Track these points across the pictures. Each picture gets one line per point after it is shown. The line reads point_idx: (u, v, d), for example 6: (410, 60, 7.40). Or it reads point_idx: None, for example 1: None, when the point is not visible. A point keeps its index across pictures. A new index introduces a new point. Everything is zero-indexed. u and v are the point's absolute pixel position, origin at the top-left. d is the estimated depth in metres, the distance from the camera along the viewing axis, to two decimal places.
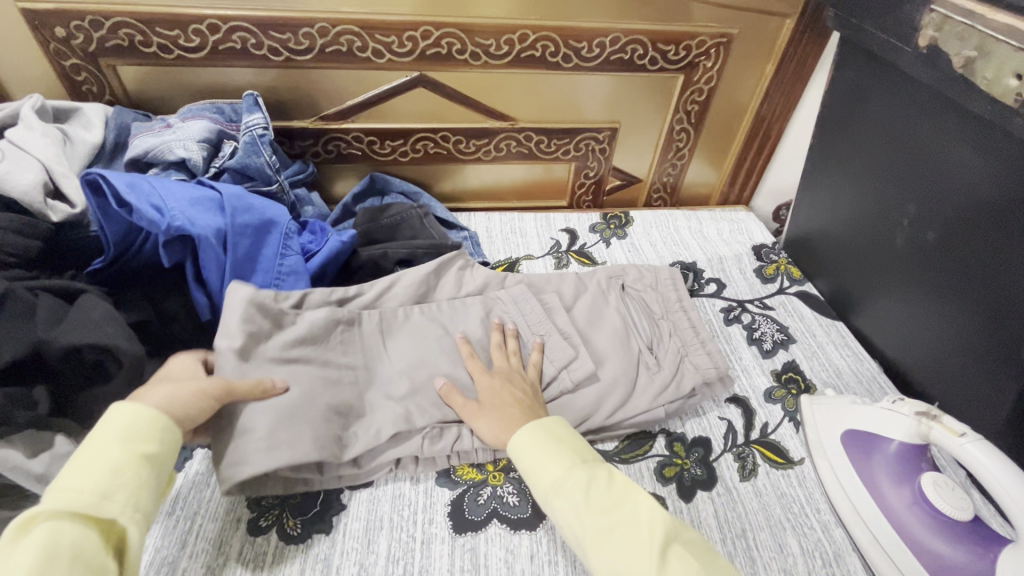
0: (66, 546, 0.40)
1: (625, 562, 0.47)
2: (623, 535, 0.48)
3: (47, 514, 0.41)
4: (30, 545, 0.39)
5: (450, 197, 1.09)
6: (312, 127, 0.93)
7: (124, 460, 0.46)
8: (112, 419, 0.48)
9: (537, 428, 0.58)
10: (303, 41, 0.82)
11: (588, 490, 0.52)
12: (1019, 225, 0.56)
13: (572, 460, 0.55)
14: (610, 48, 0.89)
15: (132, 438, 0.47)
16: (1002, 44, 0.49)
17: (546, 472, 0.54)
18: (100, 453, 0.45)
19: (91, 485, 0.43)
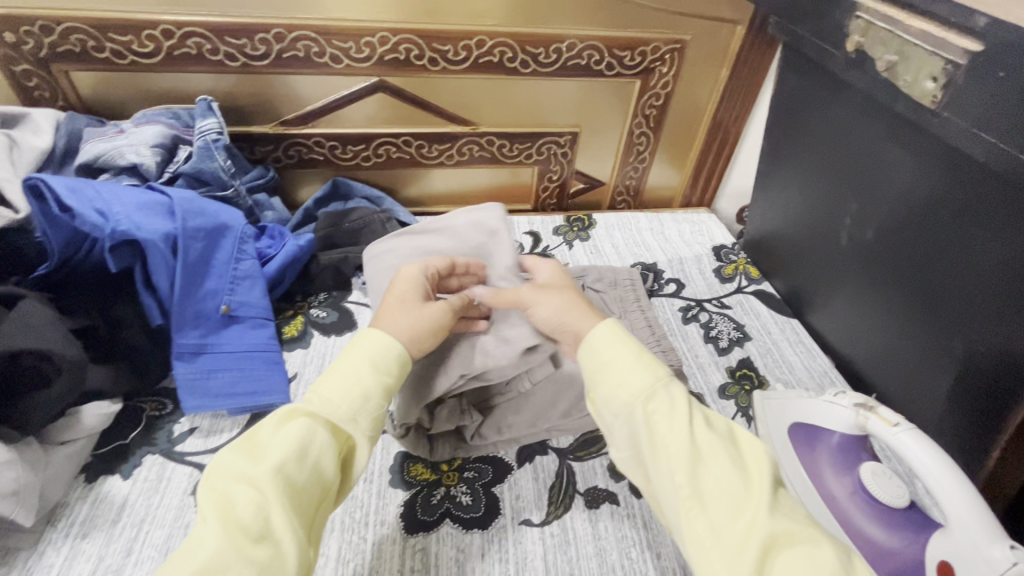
0: (307, 445, 0.47)
1: (728, 490, 0.44)
2: (719, 459, 0.46)
3: (312, 415, 0.49)
4: (290, 437, 0.47)
5: (415, 201, 1.10)
6: (273, 132, 0.93)
7: (374, 385, 0.52)
8: (368, 343, 0.54)
9: (623, 340, 0.54)
10: (260, 46, 0.83)
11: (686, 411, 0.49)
12: (943, 222, 0.59)
13: (659, 375, 0.51)
14: (567, 54, 0.91)
15: (374, 362, 0.53)
16: (916, 48, 0.52)
17: (625, 381, 0.51)
18: (354, 372, 0.52)
19: (345, 399, 0.50)
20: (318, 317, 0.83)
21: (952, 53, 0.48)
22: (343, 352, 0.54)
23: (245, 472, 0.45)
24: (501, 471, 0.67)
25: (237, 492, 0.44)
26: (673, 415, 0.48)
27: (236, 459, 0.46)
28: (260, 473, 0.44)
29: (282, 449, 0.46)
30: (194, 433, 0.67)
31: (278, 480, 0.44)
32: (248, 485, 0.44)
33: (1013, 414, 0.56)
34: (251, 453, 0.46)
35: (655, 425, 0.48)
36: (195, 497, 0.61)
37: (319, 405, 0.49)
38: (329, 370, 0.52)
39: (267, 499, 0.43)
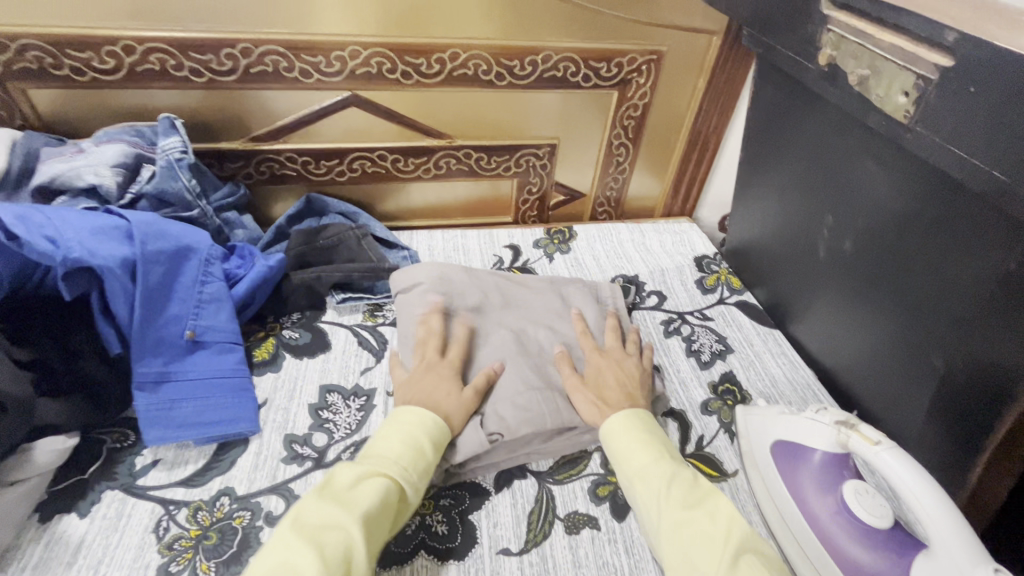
0: (385, 500, 0.52)
1: (698, 554, 0.50)
2: (695, 524, 0.52)
3: (386, 472, 0.55)
4: (373, 490, 0.52)
5: (393, 216, 1.08)
6: (243, 148, 0.90)
7: (430, 455, 0.59)
8: (425, 416, 0.61)
9: (629, 419, 0.64)
10: (226, 62, 0.81)
11: (670, 484, 0.56)
12: (918, 236, 0.58)
13: (658, 454, 0.60)
14: (543, 66, 0.90)
15: (433, 432, 0.60)
16: (888, 63, 0.51)
17: (627, 459, 0.60)
18: (415, 439, 0.59)
19: (408, 462, 0.57)
20: (291, 339, 0.81)
21: (924, 68, 0.47)
22: (400, 420, 0.61)
23: (333, 518, 0.49)
24: (479, 497, 0.65)
25: (325, 534, 0.48)
26: (665, 492, 0.56)
27: (319, 505, 0.50)
28: (350, 519, 0.49)
29: (367, 500, 0.51)
30: (157, 466, 0.64)
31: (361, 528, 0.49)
32: (336, 533, 0.48)
33: (996, 428, 0.54)
34: (333, 501, 0.51)
35: (651, 504, 0.56)
36: (156, 535, 0.58)
37: (392, 465, 0.55)
38: (391, 434, 0.59)
39: (354, 542, 0.48)
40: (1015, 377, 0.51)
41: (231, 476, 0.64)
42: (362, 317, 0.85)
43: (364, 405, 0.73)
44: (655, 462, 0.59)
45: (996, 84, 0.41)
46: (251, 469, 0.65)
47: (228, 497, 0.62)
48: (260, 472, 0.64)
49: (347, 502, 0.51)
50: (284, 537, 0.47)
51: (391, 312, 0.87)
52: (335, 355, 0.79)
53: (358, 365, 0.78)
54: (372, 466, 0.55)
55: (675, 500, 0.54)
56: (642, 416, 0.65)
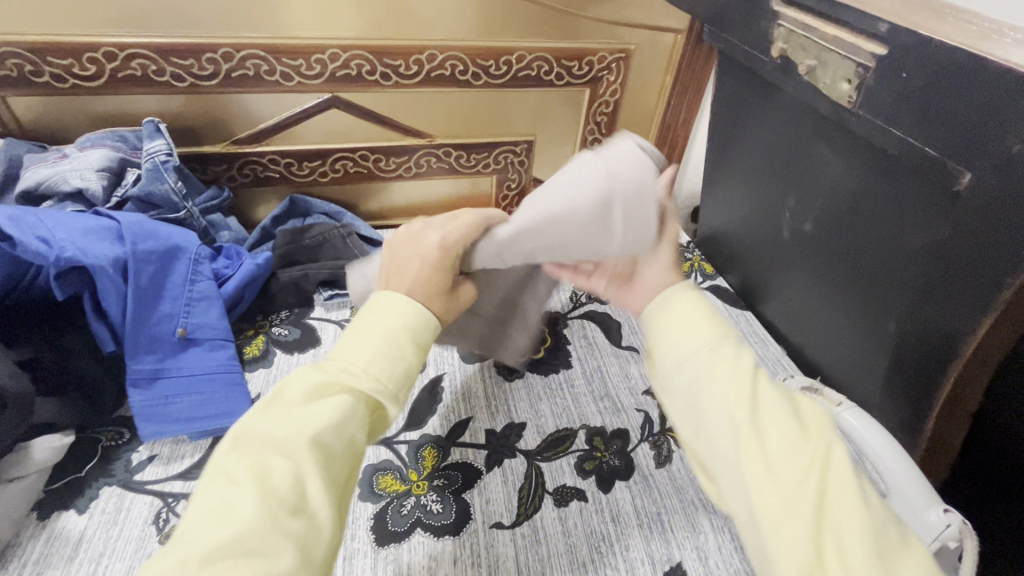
0: (344, 419, 0.42)
1: (790, 434, 0.38)
2: (780, 408, 0.40)
3: (350, 386, 0.43)
4: (329, 409, 0.41)
5: (376, 215, 1.10)
6: (226, 152, 0.92)
7: (407, 352, 0.46)
8: (393, 307, 0.47)
9: (693, 295, 0.49)
10: (207, 66, 0.82)
11: (750, 367, 0.42)
12: (869, 212, 0.63)
13: (729, 335, 0.46)
14: (517, 65, 0.94)
15: (415, 333, 0.47)
16: (832, 53, 0.55)
17: (690, 336, 0.45)
18: (388, 338, 0.45)
19: (383, 367, 0.44)
20: (280, 335, 0.82)
21: (863, 57, 0.52)
22: (368, 313, 0.47)
23: (281, 441, 0.39)
24: (471, 476, 0.68)
25: (269, 459, 0.38)
26: (744, 388, 0.41)
27: (268, 423, 0.40)
28: (297, 443, 0.39)
29: (320, 418, 0.40)
30: (153, 461, 0.65)
31: (315, 451, 0.39)
32: (280, 458, 0.38)
33: (943, 389, 0.59)
34: (280, 417, 0.40)
35: (710, 393, 0.42)
36: (157, 526, 0.59)
37: (358, 375, 0.43)
38: (354, 330, 0.46)
39: (305, 471, 0.38)
40: (955, 339, 0.55)
41: None
42: (351, 312, 0.87)
43: None
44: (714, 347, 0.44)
45: (927, 68, 0.46)
46: None
47: None
48: None
49: (295, 419, 0.40)
50: (221, 463, 0.38)
51: None
52: (325, 350, 0.81)
53: None
54: (330, 373, 0.43)
55: (745, 389, 0.41)
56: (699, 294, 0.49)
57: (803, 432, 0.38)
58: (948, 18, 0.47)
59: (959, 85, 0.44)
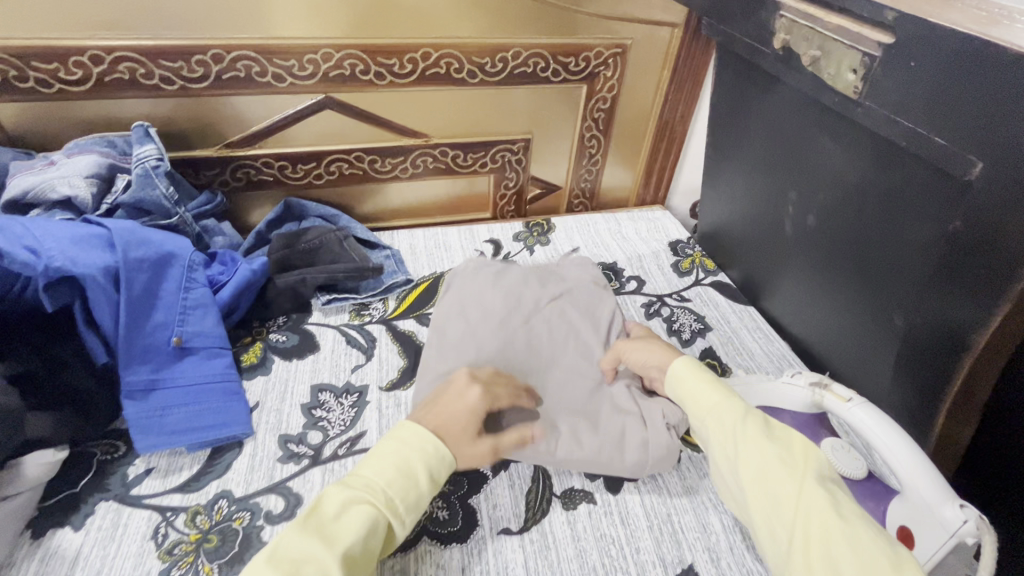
0: (368, 534, 0.50)
1: (772, 474, 0.50)
2: (771, 454, 0.51)
3: (375, 504, 0.52)
4: (356, 524, 0.49)
5: (373, 217, 1.08)
6: (218, 156, 0.90)
7: (424, 482, 0.55)
8: (411, 439, 0.57)
9: (693, 364, 0.63)
10: (197, 68, 0.80)
11: (744, 418, 0.55)
12: (874, 205, 0.62)
13: (732, 396, 0.58)
14: (513, 62, 0.92)
15: (431, 467, 0.56)
16: (836, 43, 0.55)
17: (705, 399, 0.58)
18: (407, 467, 0.55)
19: (398, 491, 0.53)
20: (278, 342, 0.81)
21: (868, 46, 0.51)
22: (387, 445, 0.56)
23: (313, 552, 0.46)
24: (477, 482, 0.66)
25: (302, 568, 0.45)
26: (741, 431, 0.54)
27: (302, 538, 0.47)
28: (330, 555, 0.46)
29: (349, 534, 0.48)
30: (151, 474, 0.64)
31: (343, 561, 0.47)
32: (312, 567, 0.45)
33: (953, 381, 0.58)
34: (313, 528, 0.48)
35: (716, 445, 0.55)
36: (155, 541, 0.58)
37: (380, 495, 0.52)
38: (377, 454, 0.55)
39: None
40: (964, 332, 0.54)
41: (228, 479, 0.64)
42: (349, 317, 0.86)
43: (356, 402, 0.74)
44: (717, 404, 0.57)
45: (936, 56, 0.45)
46: (247, 471, 0.65)
47: (226, 499, 0.62)
48: (257, 473, 0.65)
49: (327, 529, 0.48)
50: (257, 570, 0.45)
51: (376, 311, 0.88)
52: (324, 356, 0.80)
53: (349, 364, 0.79)
54: (356, 494, 0.52)
55: (747, 435, 0.53)
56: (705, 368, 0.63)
57: (790, 471, 0.49)
58: (956, 4, 0.46)
59: (968, 73, 0.43)
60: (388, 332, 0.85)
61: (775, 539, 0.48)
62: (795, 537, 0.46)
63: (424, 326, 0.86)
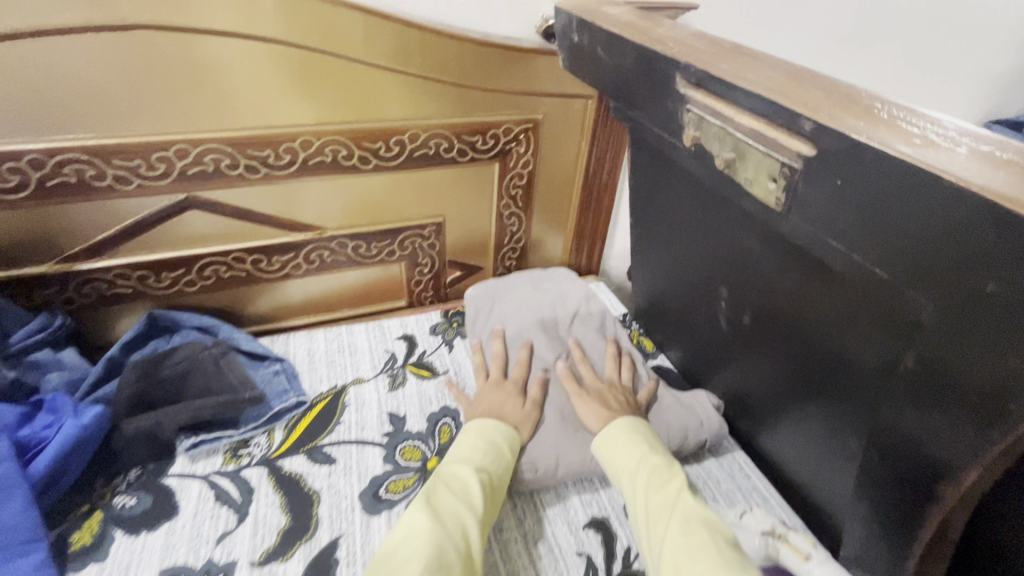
0: (486, 490, 0.62)
1: (658, 528, 0.56)
2: (664, 513, 0.57)
3: (481, 469, 0.64)
4: (474, 486, 0.61)
5: (267, 318, 0.94)
6: (54, 271, 0.75)
7: (508, 451, 0.68)
8: (486, 425, 0.70)
9: (623, 424, 0.69)
10: (10, 177, 0.66)
11: (648, 480, 0.61)
12: (813, 315, 0.54)
13: (644, 451, 0.65)
14: (411, 144, 0.82)
15: (507, 437, 0.69)
16: (750, 147, 0.47)
17: (619, 457, 0.66)
18: (492, 442, 0.68)
19: (493, 459, 0.66)
20: (123, 508, 0.65)
21: (787, 156, 0.43)
22: (470, 429, 0.70)
23: (453, 505, 0.59)
24: None
25: (449, 518, 0.57)
26: (635, 478, 0.62)
27: (440, 500, 0.59)
28: (471, 502, 0.60)
29: (472, 492, 0.61)
30: None
31: (472, 507, 0.59)
32: (455, 520, 0.57)
33: (929, 519, 0.47)
34: (442, 491, 0.60)
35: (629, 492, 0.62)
36: None
37: (483, 463, 0.65)
38: (462, 438, 0.69)
39: (469, 525, 0.58)
40: (941, 472, 0.44)
41: None
42: (222, 461, 0.71)
43: None
44: (617, 463, 0.66)
45: (861, 179, 0.37)
46: None
47: None
48: None
49: (454, 498, 0.59)
50: (414, 523, 0.56)
51: (259, 448, 0.73)
52: (181, 524, 0.64)
53: (214, 532, 0.64)
54: (465, 467, 0.63)
55: (645, 494, 0.60)
56: (632, 421, 0.70)
57: (676, 526, 0.55)
58: (879, 116, 0.39)
59: (901, 203, 0.35)
60: (270, 477, 0.70)
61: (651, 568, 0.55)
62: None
63: (316, 463, 0.72)
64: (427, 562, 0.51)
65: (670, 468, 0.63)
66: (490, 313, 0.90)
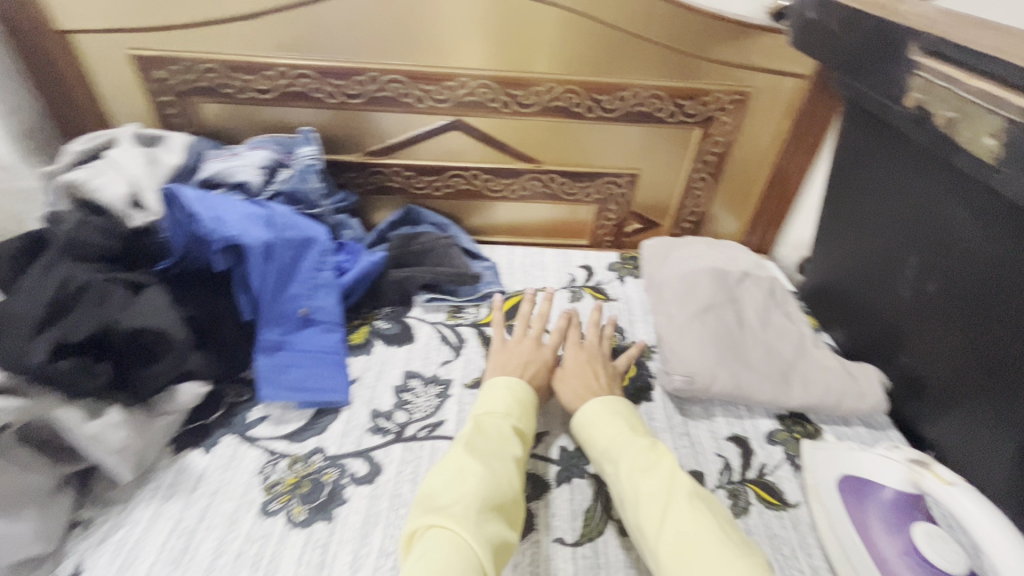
0: (518, 441, 0.64)
1: (653, 503, 0.57)
2: (655, 487, 0.58)
3: (513, 421, 0.66)
4: (506, 436, 0.63)
5: (479, 230, 1.17)
6: (359, 161, 1.04)
7: (527, 406, 0.70)
8: (501, 385, 0.71)
9: (606, 402, 0.71)
10: (355, 87, 0.94)
11: (636, 455, 0.62)
12: (1010, 277, 0.57)
13: (626, 429, 0.66)
14: (631, 101, 0.97)
15: (528, 394, 0.71)
16: (975, 107, 0.53)
17: (604, 433, 0.67)
18: (512, 397, 0.69)
19: (520, 413, 0.68)
20: (382, 328, 0.90)
21: (1010, 112, 0.49)
22: (498, 387, 0.71)
23: (493, 451, 0.61)
24: (541, 487, 0.69)
25: (492, 462, 0.59)
26: (623, 456, 0.63)
27: (480, 444, 0.61)
28: (508, 453, 0.61)
29: (511, 444, 0.63)
30: (266, 420, 0.75)
31: (511, 456, 0.61)
32: (498, 466, 0.59)
33: None
34: (480, 438, 0.62)
35: (618, 470, 0.62)
36: (261, 477, 0.68)
37: (512, 415, 0.67)
38: (481, 395, 0.71)
39: (512, 472, 0.60)
40: None
41: (324, 437, 0.73)
42: (445, 316, 0.94)
43: (440, 392, 0.81)
44: (603, 444, 0.66)
45: None
46: (341, 435, 0.73)
47: (320, 454, 0.71)
48: (349, 437, 0.73)
49: (497, 446, 0.61)
50: (459, 463, 0.58)
51: (470, 315, 0.95)
52: (419, 347, 0.88)
53: (439, 358, 0.86)
54: (493, 419, 0.65)
55: (633, 470, 0.61)
56: (618, 401, 0.71)
57: (670, 499, 0.56)
58: None
59: None
60: (478, 335, 0.91)
61: (648, 546, 0.55)
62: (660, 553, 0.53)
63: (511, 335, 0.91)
64: (482, 502, 0.54)
65: (658, 449, 0.63)
66: (666, 258, 1.01)
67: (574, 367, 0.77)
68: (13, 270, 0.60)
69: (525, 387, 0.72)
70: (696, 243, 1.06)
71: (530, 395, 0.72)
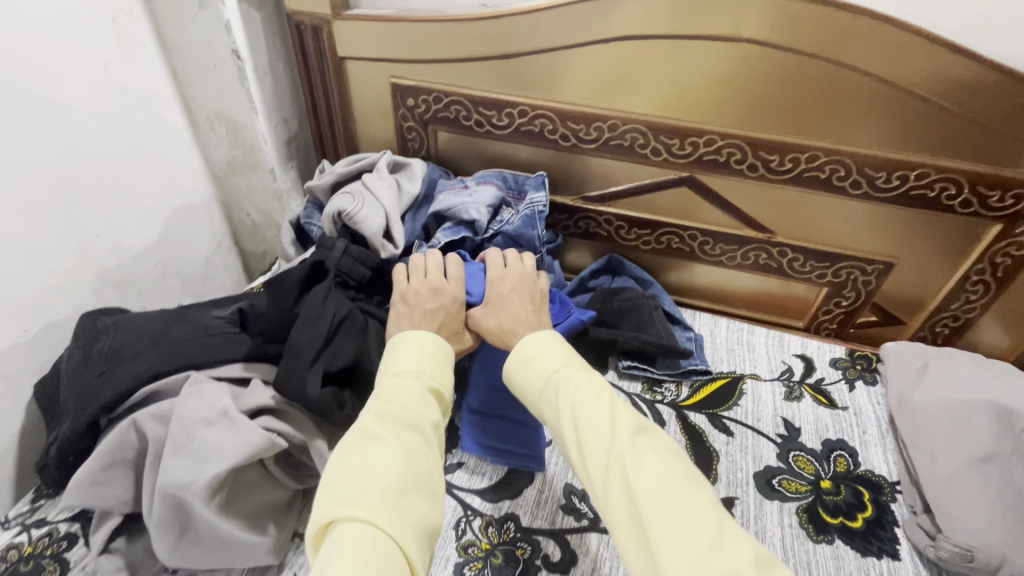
0: (433, 405, 0.55)
1: (597, 439, 0.51)
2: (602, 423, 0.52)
3: (428, 385, 0.56)
4: (420, 399, 0.54)
5: (676, 289, 1.08)
6: (570, 204, 1.01)
7: (438, 356, 0.60)
8: (405, 338, 0.61)
9: (542, 336, 0.63)
10: (592, 132, 0.90)
11: (574, 392, 0.55)
12: None
13: (562, 367, 0.59)
14: (914, 182, 0.80)
15: (442, 345, 0.61)
16: None
17: (539, 372, 0.60)
18: (419, 350, 0.59)
19: (435, 370, 0.58)
20: None
21: None
22: (409, 341, 0.60)
23: (409, 415, 0.52)
24: None
25: (404, 432, 0.50)
26: (562, 393, 0.56)
27: (391, 409, 0.51)
28: (426, 423, 0.52)
29: (428, 411, 0.54)
30: (461, 467, 0.74)
31: (428, 423, 0.53)
32: (412, 435, 0.50)
33: None
34: (393, 403, 0.52)
35: (556, 410, 0.56)
36: (455, 533, 0.66)
37: (427, 376, 0.57)
38: (392, 346, 0.60)
39: (432, 455, 0.51)
40: None
41: (517, 503, 0.70)
42: (641, 388, 0.88)
43: None
44: (540, 380, 0.60)
45: None
46: (534, 504, 0.70)
47: (513, 522, 0.68)
48: (542, 510, 0.69)
49: (410, 411, 0.52)
50: (368, 433, 0.49)
51: (669, 393, 0.87)
52: None
53: None
54: (404, 381, 0.55)
55: (572, 407, 0.54)
56: (547, 334, 0.64)
57: (611, 434, 0.50)
58: None
59: None
60: (677, 419, 0.82)
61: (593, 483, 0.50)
62: (611, 489, 0.48)
63: (716, 427, 0.81)
64: (398, 485, 0.45)
65: (597, 379, 0.57)
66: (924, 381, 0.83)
67: (506, 296, 0.71)
68: (295, 295, 0.67)
69: (444, 341, 0.62)
70: (968, 363, 0.83)
71: (447, 349, 0.62)
